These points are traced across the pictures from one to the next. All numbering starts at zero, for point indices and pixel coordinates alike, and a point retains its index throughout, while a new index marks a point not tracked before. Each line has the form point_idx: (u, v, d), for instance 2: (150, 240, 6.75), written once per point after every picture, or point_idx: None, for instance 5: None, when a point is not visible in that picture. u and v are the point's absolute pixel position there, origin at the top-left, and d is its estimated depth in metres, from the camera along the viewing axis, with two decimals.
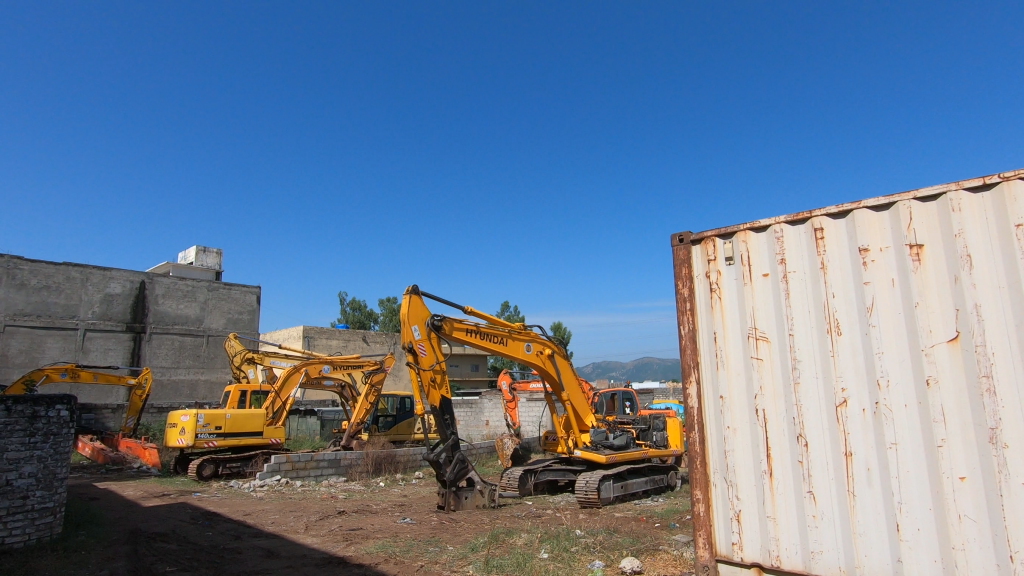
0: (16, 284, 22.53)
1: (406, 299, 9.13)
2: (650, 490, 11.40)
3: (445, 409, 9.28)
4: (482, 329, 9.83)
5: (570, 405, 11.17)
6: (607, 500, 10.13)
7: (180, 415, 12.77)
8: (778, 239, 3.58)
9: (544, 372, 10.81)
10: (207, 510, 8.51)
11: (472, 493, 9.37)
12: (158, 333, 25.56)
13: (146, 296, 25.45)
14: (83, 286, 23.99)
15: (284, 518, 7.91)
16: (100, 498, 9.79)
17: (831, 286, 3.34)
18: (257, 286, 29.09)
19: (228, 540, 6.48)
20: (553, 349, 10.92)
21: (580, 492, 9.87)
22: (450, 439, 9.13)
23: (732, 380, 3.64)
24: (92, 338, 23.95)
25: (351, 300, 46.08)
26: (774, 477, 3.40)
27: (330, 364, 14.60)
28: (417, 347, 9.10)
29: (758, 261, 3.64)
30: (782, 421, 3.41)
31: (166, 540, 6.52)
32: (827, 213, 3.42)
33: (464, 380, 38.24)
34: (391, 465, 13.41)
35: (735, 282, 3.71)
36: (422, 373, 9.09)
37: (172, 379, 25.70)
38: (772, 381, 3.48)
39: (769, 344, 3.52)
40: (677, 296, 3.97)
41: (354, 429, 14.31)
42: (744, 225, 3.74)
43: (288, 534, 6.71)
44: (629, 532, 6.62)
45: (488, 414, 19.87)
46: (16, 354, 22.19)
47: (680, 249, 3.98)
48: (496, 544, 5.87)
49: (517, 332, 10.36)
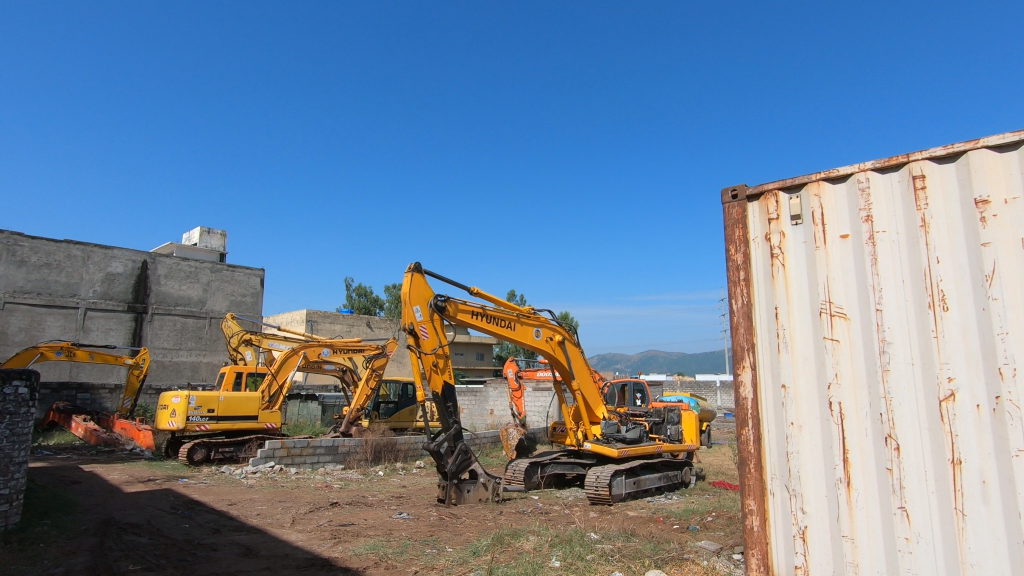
0: (16, 261, 22.06)
1: (407, 277, 8.48)
2: (663, 486, 10.76)
3: (448, 396, 8.62)
4: (488, 312, 9.17)
5: (581, 395, 10.50)
6: (619, 497, 9.49)
7: (172, 397, 12.27)
8: (864, 191, 2.86)
9: (554, 359, 10.14)
10: (190, 498, 7.91)
11: (475, 485, 8.78)
12: (159, 314, 25.13)
13: (147, 277, 24.97)
14: (84, 265, 23.48)
15: (271, 509, 7.30)
16: (83, 482, 9.26)
17: (935, 250, 2.62)
18: (261, 269, 28.59)
19: (204, 534, 5.86)
20: (564, 335, 10.24)
21: (590, 488, 9.27)
22: (452, 428, 8.52)
23: (798, 366, 2.94)
24: (93, 318, 23.51)
25: (355, 285, 45.55)
26: (853, 487, 2.72)
27: (330, 348, 13.98)
28: (419, 330, 8.45)
29: (835, 219, 2.93)
30: (864, 417, 2.72)
31: (138, 532, 5.91)
32: (930, 155, 2.70)
33: (469, 368, 37.64)
34: (391, 453, 12.84)
35: (803, 246, 3.01)
36: (423, 357, 8.45)
37: (174, 360, 25.32)
38: (852, 368, 2.77)
39: (850, 322, 2.81)
40: (728, 263, 3.26)
41: (354, 415, 13.76)
42: (817, 175, 3.02)
43: (272, 529, 6.10)
44: (650, 535, 5.97)
45: (493, 403, 19.21)
46: (16, 332, 21.78)
47: (731, 207, 3.29)
48: (500, 547, 5.23)
49: (526, 317, 9.68)
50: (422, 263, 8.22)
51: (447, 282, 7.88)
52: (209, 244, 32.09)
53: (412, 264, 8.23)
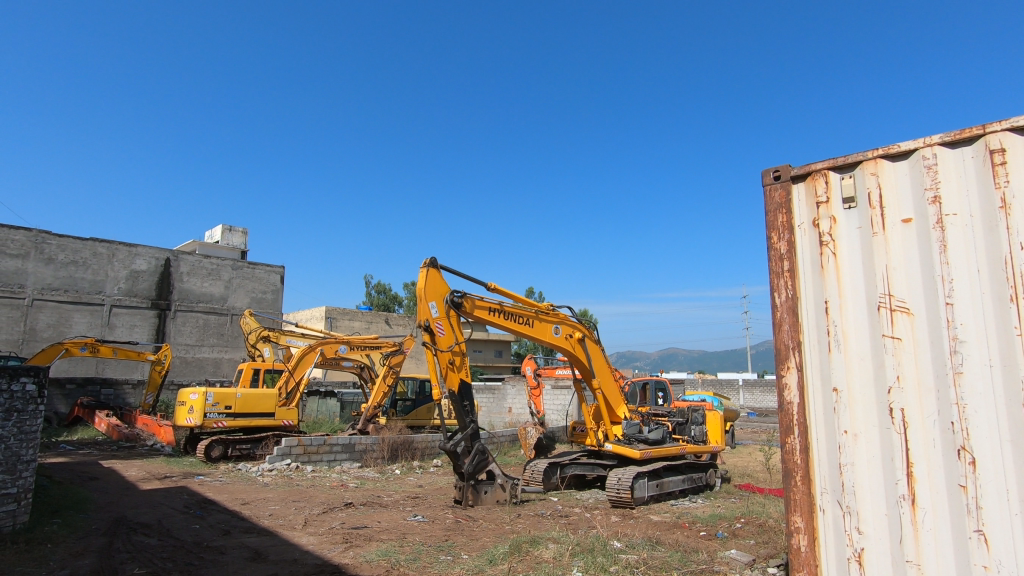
0: (45, 258, 22.46)
1: (423, 273, 8.25)
2: (687, 489, 10.39)
3: (464, 395, 8.39)
4: (506, 308, 8.90)
5: (601, 394, 10.18)
6: (641, 500, 9.15)
7: (190, 393, 12.27)
8: (930, 168, 2.51)
9: (573, 357, 9.84)
10: (204, 497, 7.79)
11: (492, 487, 8.52)
12: (182, 311, 25.41)
13: (170, 274, 25.24)
14: (109, 262, 23.79)
15: (283, 510, 7.14)
16: (100, 479, 9.25)
17: (1018, 233, 2.26)
18: (281, 266, 28.73)
19: (214, 536, 5.71)
20: (584, 333, 9.94)
21: (612, 490, 8.95)
22: (469, 427, 8.29)
23: (852, 368, 2.61)
24: (119, 314, 23.83)
25: (374, 282, 45.66)
26: (919, 505, 2.38)
27: (347, 345, 13.87)
28: (435, 327, 8.21)
29: (895, 201, 2.59)
30: (932, 426, 2.38)
31: (147, 533, 5.79)
32: (1012, 125, 2.34)
33: (488, 365, 37.43)
34: (408, 452, 12.66)
35: (858, 232, 2.67)
36: (440, 354, 8.21)
37: (196, 357, 25.60)
38: (917, 371, 2.44)
39: (914, 317, 2.48)
40: (770, 252, 2.93)
41: (371, 412, 13.62)
42: (874, 152, 2.68)
43: (283, 531, 5.92)
44: (677, 544, 5.64)
45: (511, 401, 18.97)
46: (44, 328, 22.19)
47: (771, 190, 2.97)
48: (519, 556, 4.97)
49: (545, 313, 9.39)
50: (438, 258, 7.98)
51: (462, 278, 7.62)
52: (231, 242, 32.39)
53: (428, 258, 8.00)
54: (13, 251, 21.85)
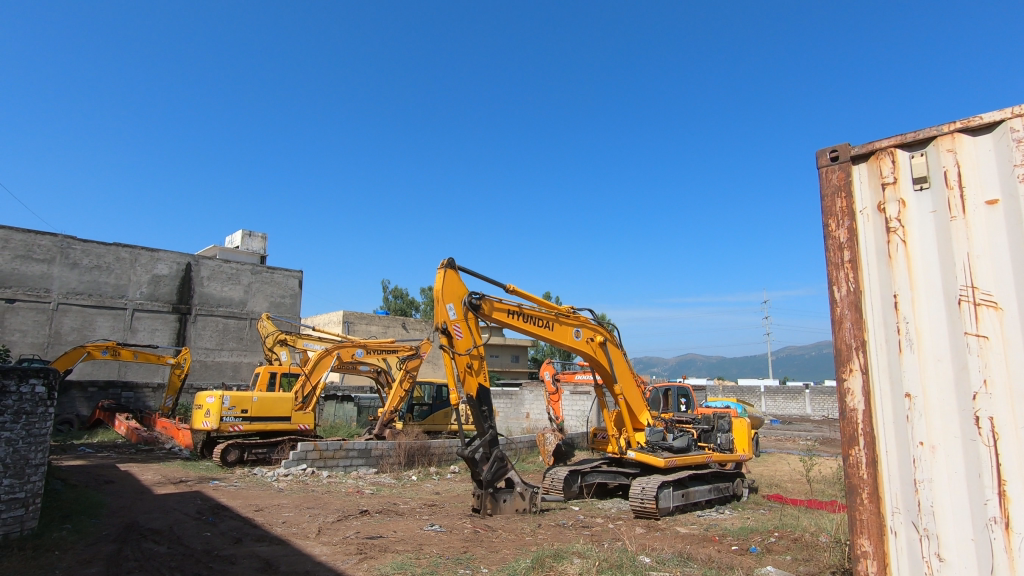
0: (70, 263, 22.77)
1: (440, 274, 8.02)
2: (713, 499, 9.98)
3: (483, 400, 8.11)
4: (525, 311, 8.64)
5: (623, 400, 9.82)
6: (667, 510, 8.78)
7: (207, 397, 12.19)
8: (1020, 141, 2.17)
9: (594, 361, 9.52)
10: (218, 502, 7.63)
11: (511, 495, 8.24)
12: (202, 315, 25.61)
13: (191, 278, 25.47)
14: (131, 267, 24.06)
15: (297, 517, 6.94)
16: (117, 482, 9.17)
17: None
18: (300, 270, 28.85)
19: (224, 545, 5.51)
20: (605, 336, 9.63)
21: (635, 500, 8.60)
22: (487, 433, 8.02)
23: (927, 371, 2.29)
24: (140, 318, 24.07)
25: (392, 287, 45.72)
26: (1014, 531, 2.05)
27: (363, 348, 13.71)
28: (452, 329, 7.97)
29: (977, 181, 2.26)
30: None
31: (157, 540, 5.61)
32: None
33: (505, 370, 37.20)
34: (425, 458, 12.43)
35: (932, 217, 2.36)
36: (457, 358, 7.97)
37: (216, 360, 25.75)
38: (1008, 375, 2.10)
39: (1003, 313, 2.14)
40: (828, 241, 2.63)
41: (387, 417, 13.43)
42: (951, 125, 2.36)
43: (296, 541, 5.71)
44: (710, 560, 5.31)
45: (529, 407, 18.65)
46: (68, 332, 22.47)
47: (827, 173, 2.68)
48: (541, 571, 4.69)
49: (565, 316, 9.11)
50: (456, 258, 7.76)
51: (480, 279, 7.37)
52: (251, 247, 32.66)
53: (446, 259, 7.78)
54: (39, 256, 22.20)
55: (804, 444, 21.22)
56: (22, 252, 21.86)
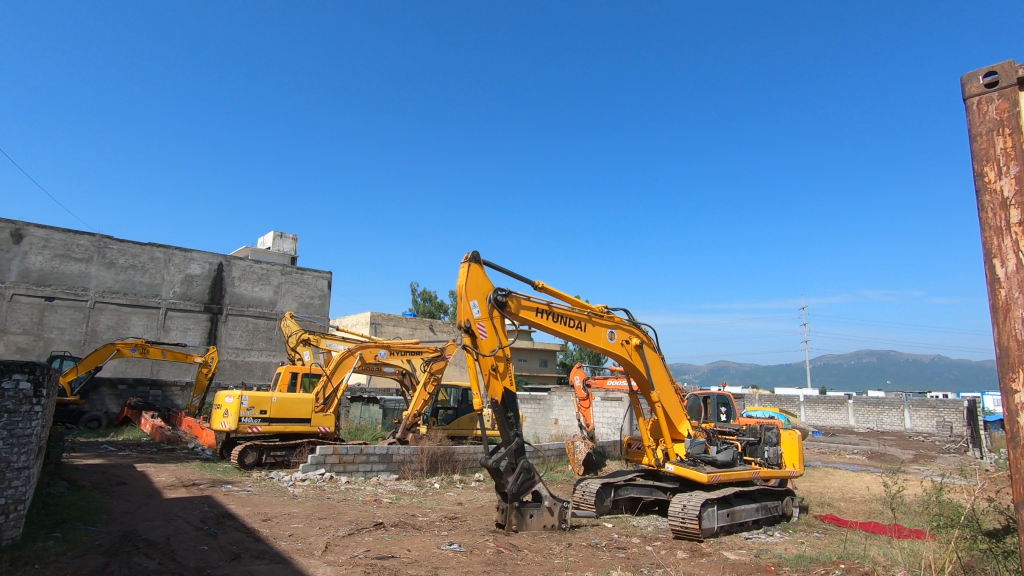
0: (106, 262, 23.06)
1: (463, 269, 7.40)
2: (761, 519, 9.09)
3: (508, 406, 7.45)
4: (555, 310, 7.96)
5: (662, 408, 8.99)
6: (710, 531, 7.94)
7: (226, 397, 11.84)
8: None
9: (629, 366, 8.77)
10: (226, 510, 7.17)
11: (539, 510, 7.55)
12: (233, 315, 25.73)
13: (223, 278, 25.56)
14: (165, 267, 24.26)
15: (306, 529, 6.40)
16: (129, 484, 8.82)
17: None
18: (329, 271, 28.75)
19: (220, 562, 4.98)
20: (642, 338, 8.87)
21: (675, 519, 7.79)
22: (512, 442, 7.36)
23: None
24: (173, 317, 24.25)
25: (421, 289, 45.43)
26: None
27: (387, 349, 13.21)
28: (476, 328, 7.34)
29: None
30: None
31: (149, 554, 5.12)
32: None
33: (533, 375, 36.47)
34: (448, 464, 11.83)
35: None
36: (481, 359, 7.33)
37: (246, 360, 25.85)
38: None
39: None
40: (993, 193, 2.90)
41: (410, 421, 12.89)
42: None
43: (299, 559, 5.15)
44: None
45: (558, 413, 17.88)
46: (104, 330, 22.76)
47: (977, 102, 3.00)
48: None
49: (598, 316, 8.41)
50: (481, 251, 7.16)
51: (507, 273, 6.72)
52: (282, 248, 32.80)
53: (470, 252, 7.20)
54: (78, 255, 22.54)
55: (852, 458, 19.81)
56: (61, 252, 22.23)
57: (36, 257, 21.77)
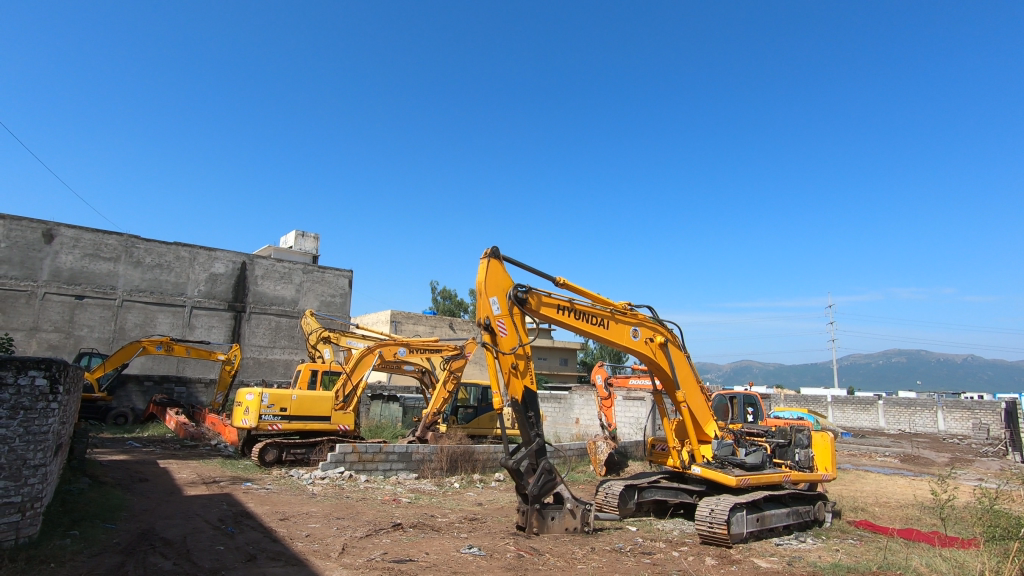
0: (134, 261, 23.47)
1: (483, 264, 7.21)
2: (792, 525, 8.74)
3: (529, 406, 7.26)
4: (577, 307, 7.74)
5: (687, 408, 8.71)
6: (740, 537, 7.63)
7: (247, 394, 11.87)
8: None
9: (654, 365, 8.50)
10: (245, 508, 7.10)
11: (561, 512, 7.34)
12: (256, 313, 26.00)
13: (246, 277, 25.85)
14: (190, 266, 24.60)
15: (323, 530, 6.28)
16: (151, 480, 8.85)
17: None
18: (350, 270, 28.88)
19: (235, 563, 4.88)
20: (667, 337, 8.59)
21: (702, 523, 7.52)
22: (534, 442, 7.16)
23: None
24: (198, 315, 24.59)
25: (441, 288, 45.48)
26: None
27: (406, 347, 13.13)
28: (496, 326, 7.15)
29: None
30: None
31: (165, 554, 5.04)
32: None
33: (553, 374, 36.20)
34: (468, 463, 11.68)
35: None
36: (501, 358, 7.13)
37: (269, 358, 26.13)
38: None
39: None
40: None
41: (430, 419, 12.77)
42: None
43: (315, 561, 5.02)
44: None
45: (578, 412, 17.63)
46: (132, 327, 23.17)
47: None
48: None
49: (622, 314, 8.16)
50: (500, 247, 6.96)
51: (528, 270, 6.52)
52: (304, 247, 33.08)
53: (490, 248, 7.01)
54: (107, 255, 22.98)
55: (884, 460, 19.16)
56: (91, 251, 22.68)
57: (67, 257, 22.25)
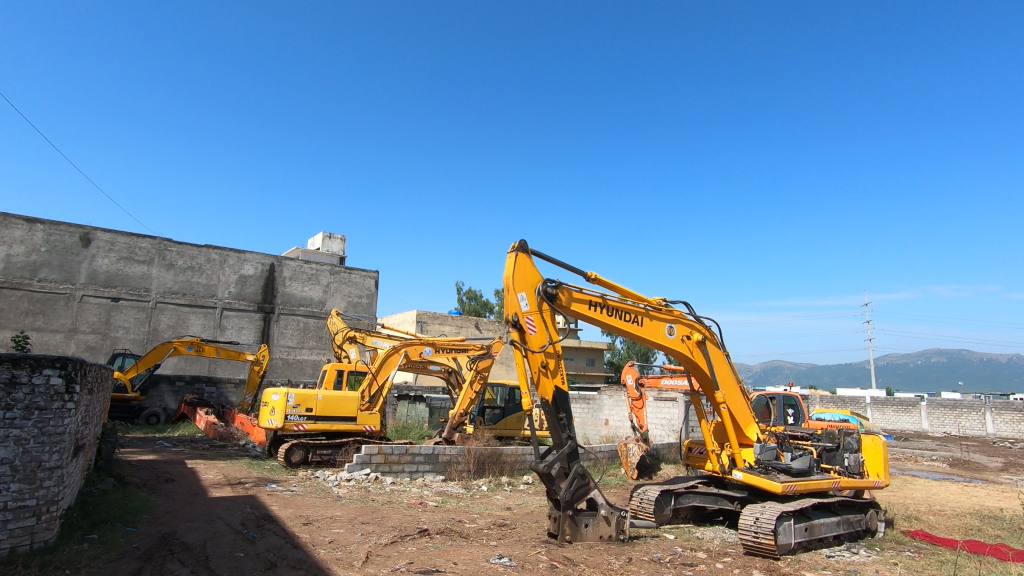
0: (167, 264, 23.86)
1: (510, 259, 6.86)
2: (842, 535, 8.18)
3: (560, 406, 6.89)
4: (609, 303, 7.34)
5: (727, 410, 8.21)
6: (787, 548, 7.13)
7: (273, 394, 11.78)
8: None
9: (691, 364, 8.04)
10: (268, 512, 6.91)
11: (595, 519, 6.95)
12: (285, 314, 26.20)
13: (275, 278, 26.08)
14: (221, 268, 24.90)
15: (347, 535, 6.03)
16: (177, 481, 8.77)
17: None
18: (376, 270, 28.92)
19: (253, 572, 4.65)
20: (704, 334, 8.13)
21: (747, 533, 7.04)
22: (565, 445, 6.78)
23: None
24: (228, 317, 24.89)
25: (466, 289, 45.36)
26: None
27: (432, 346, 12.89)
28: (525, 323, 6.79)
29: None
30: None
31: (183, 560, 4.86)
32: None
33: (580, 374, 35.68)
34: (496, 465, 11.37)
35: None
36: (530, 356, 6.78)
37: (297, 358, 26.32)
38: None
39: None
40: None
41: (457, 420, 12.47)
42: None
43: (336, 570, 4.76)
44: None
45: (608, 413, 17.18)
46: (164, 329, 23.55)
47: None
48: None
49: (656, 310, 7.73)
50: (528, 239, 6.61)
51: (558, 263, 6.16)
52: (331, 249, 33.29)
53: (517, 241, 6.66)
54: (141, 258, 23.41)
55: (931, 465, 18.17)
56: (125, 254, 23.12)
57: (103, 260, 22.72)
